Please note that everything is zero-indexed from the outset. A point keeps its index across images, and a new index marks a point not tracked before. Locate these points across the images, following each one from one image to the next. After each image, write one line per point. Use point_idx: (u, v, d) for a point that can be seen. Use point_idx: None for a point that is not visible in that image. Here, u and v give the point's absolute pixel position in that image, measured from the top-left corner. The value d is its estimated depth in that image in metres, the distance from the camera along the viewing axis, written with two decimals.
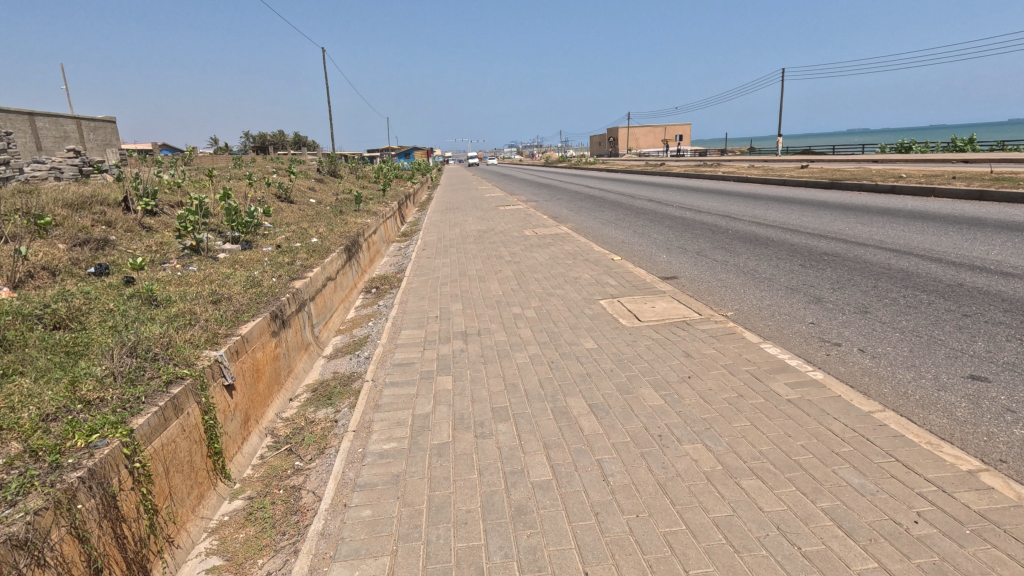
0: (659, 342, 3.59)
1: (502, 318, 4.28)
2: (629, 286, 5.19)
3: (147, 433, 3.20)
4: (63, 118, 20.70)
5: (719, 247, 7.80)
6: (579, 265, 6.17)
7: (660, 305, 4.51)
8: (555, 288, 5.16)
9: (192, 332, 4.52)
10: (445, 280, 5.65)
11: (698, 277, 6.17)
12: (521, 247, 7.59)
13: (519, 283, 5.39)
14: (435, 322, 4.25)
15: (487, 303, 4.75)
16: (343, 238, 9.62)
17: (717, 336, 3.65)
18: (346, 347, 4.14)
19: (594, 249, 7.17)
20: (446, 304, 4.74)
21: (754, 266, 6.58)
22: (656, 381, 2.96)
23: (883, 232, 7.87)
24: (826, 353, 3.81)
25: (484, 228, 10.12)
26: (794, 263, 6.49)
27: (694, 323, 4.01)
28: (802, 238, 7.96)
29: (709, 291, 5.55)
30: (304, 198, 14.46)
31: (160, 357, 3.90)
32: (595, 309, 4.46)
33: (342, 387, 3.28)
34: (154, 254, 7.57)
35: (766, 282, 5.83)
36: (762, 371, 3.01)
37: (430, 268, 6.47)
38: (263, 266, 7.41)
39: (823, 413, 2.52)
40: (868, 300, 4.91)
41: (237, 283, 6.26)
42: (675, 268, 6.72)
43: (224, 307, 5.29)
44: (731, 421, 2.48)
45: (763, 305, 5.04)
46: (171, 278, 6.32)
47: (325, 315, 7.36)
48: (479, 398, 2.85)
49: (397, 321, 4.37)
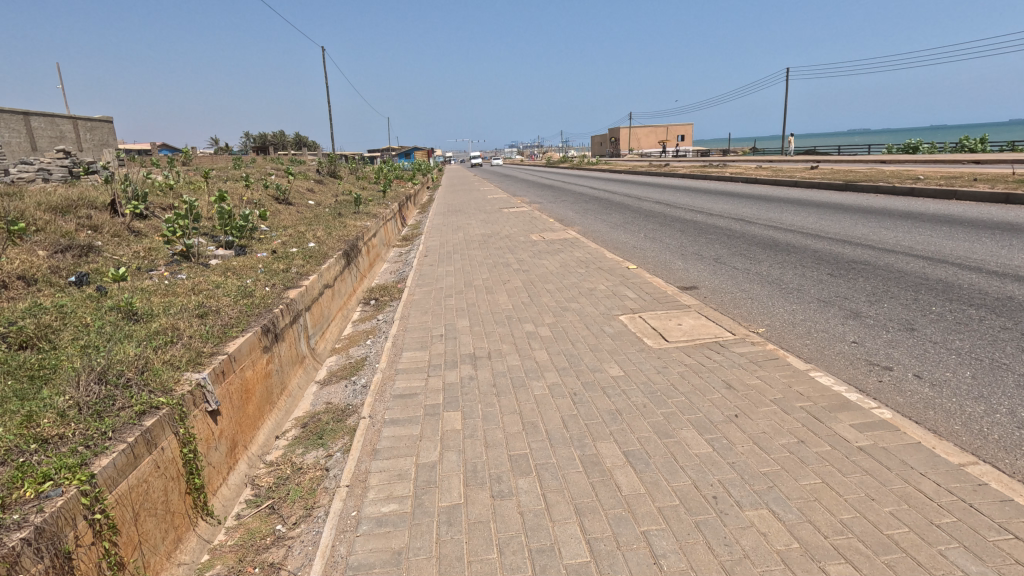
0: (693, 369, 3.19)
1: (514, 338, 3.88)
2: (650, 299, 4.78)
3: (113, 476, 2.80)
4: (58, 118, 20.29)
5: (737, 254, 7.42)
6: (593, 274, 5.76)
7: (688, 322, 4.11)
8: (569, 301, 4.75)
9: (173, 352, 4.12)
10: (450, 292, 5.24)
11: (720, 288, 5.78)
12: (529, 253, 7.19)
13: (530, 296, 4.99)
14: (439, 342, 3.84)
15: (496, 318, 4.34)
16: (341, 243, 9.21)
17: (758, 362, 3.24)
18: (341, 370, 3.74)
19: (606, 256, 6.76)
20: (453, 320, 4.34)
21: (779, 274, 6.19)
22: (699, 422, 2.55)
23: (910, 238, 7.46)
24: (879, 380, 3.39)
25: (488, 232, 9.71)
26: (822, 272, 6.08)
27: (729, 343, 3.61)
28: (826, 243, 7.55)
29: (734, 304, 5.16)
30: (302, 200, 14.07)
31: (134, 383, 3.50)
32: (616, 327, 4.05)
33: (335, 424, 2.87)
34: (141, 262, 7.19)
35: (794, 293, 5.43)
36: (821, 409, 2.60)
37: (434, 276, 6.07)
38: (256, 273, 7.01)
39: (907, 467, 2.11)
40: (911, 315, 4.50)
41: (226, 293, 5.86)
42: (694, 277, 6.32)
43: (211, 321, 4.89)
44: (799, 479, 2.07)
45: (796, 320, 4.64)
46: (157, 288, 5.92)
47: (322, 324, 6.95)
48: (494, 443, 2.45)
49: (398, 340, 3.96)
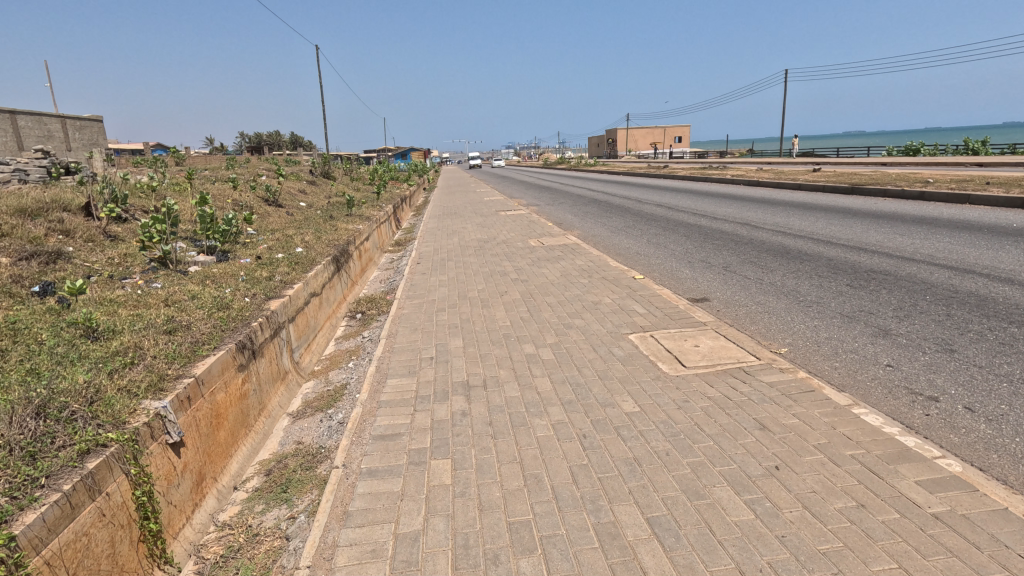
0: (719, 404, 2.78)
1: (512, 362, 3.46)
2: (661, 314, 4.37)
3: (41, 534, 2.40)
4: (46, 116, 19.81)
5: (748, 261, 7.03)
6: (597, 285, 5.35)
7: (706, 344, 3.70)
8: (572, 317, 4.34)
9: (131, 376, 3.69)
10: (442, 306, 4.82)
11: (733, 300, 5.39)
12: (527, 261, 6.79)
13: (530, 310, 4.57)
14: (428, 367, 3.42)
15: (494, 337, 3.93)
16: (330, 248, 8.78)
17: (792, 394, 2.84)
18: (318, 400, 3.31)
19: (610, 264, 6.36)
20: (444, 339, 3.92)
21: (795, 285, 5.80)
22: (734, 477, 2.14)
23: (928, 245, 7.10)
24: (926, 415, 2.97)
25: (485, 237, 9.29)
26: (840, 283, 5.70)
27: (755, 370, 3.21)
28: (841, 251, 7.17)
29: (750, 319, 4.76)
30: (294, 202, 13.64)
31: (80, 417, 3.09)
32: (625, 350, 3.64)
33: (303, 473, 2.46)
34: (115, 269, 6.75)
35: (814, 307, 5.04)
36: (878, 461, 2.20)
37: (426, 287, 5.66)
38: (237, 282, 6.59)
39: (1001, 547, 1.71)
40: (948, 334, 4.12)
41: (201, 305, 5.42)
42: (704, 287, 5.93)
43: (180, 338, 4.45)
44: (869, 563, 1.67)
45: (821, 338, 4.24)
46: (126, 300, 5.48)
47: (308, 336, 6.52)
48: (491, 505, 2.04)
49: (383, 363, 3.54)
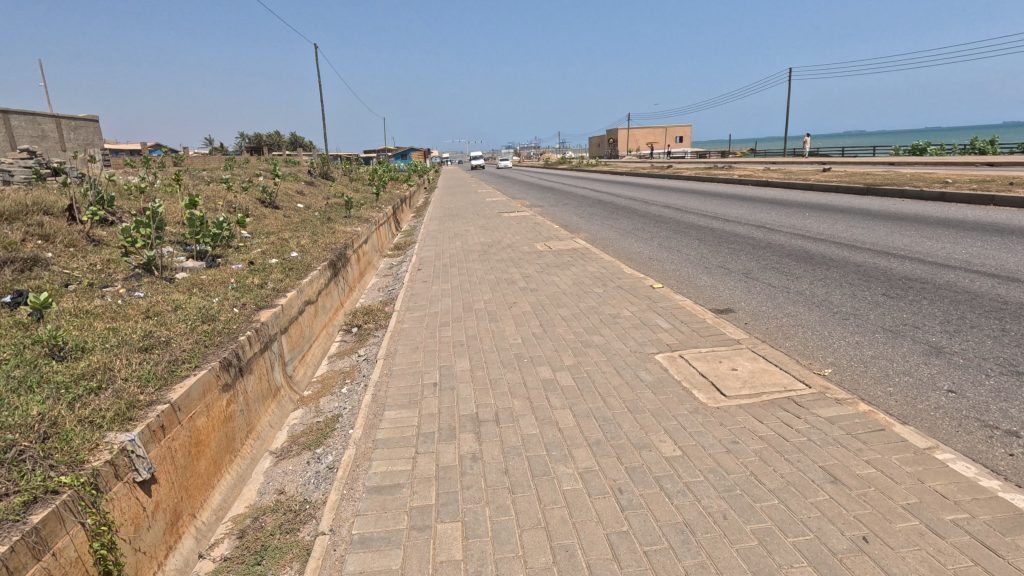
0: (775, 447, 2.37)
1: (527, 390, 3.04)
2: (688, 330, 3.96)
3: None
4: (40, 116, 19.41)
5: (769, 268, 6.61)
6: (613, 296, 4.94)
7: (744, 367, 3.28)
8: (590, 334, 3.92)
9: (96, 405, 3.29)
10: (445, 320, 4.40)
11: (760, 311, 4.99)
12: (535, 267, 6.38)
13: (542, 325, 4.16)
14: (432, 396, 3.00)
15: (505, 358, 3.52)
16: (327, 252, 8.36)
17: (860, 433, 2.42)
18: (305, 434, 2.89)
19: (624, 272, 5.95)
20: (448, 360, 3.50)
21: (825, 295, 5.37)
22: (814, 553, 1.73)
23: (961, 249, 6.68)
24: (1011, 454, 2.55)
25: (488, 241, 8.86)
26: (875, 292, 5.29)
27: (807, 402, 2.79)
28: (868, 256, 6.75)
29: (783, 335, 4.35)
30: (291, 203, 13.25)
31: (28, 459, 2.70)
32: (654, 375, 3.22)
33: (283, 538, 2.05)
34: (96, 277, 6.35)
35: (850, 320, 4.63)
36: (989, 532, 1.78)
37: (428, 296, 5.26)
38: (226, 290, 6.18)
39: None
40: (1009, 352, 3.70)
41: (184, 317, 5.00)
42: (727, 296, 5.53)
43: (156, 356, 4.04)
44: None
45: (866, 358, 3.82)
46: (103, 312, 5.07)
47: (302, 347, 6.10)
48: None
49: (380, 390, 3.12)
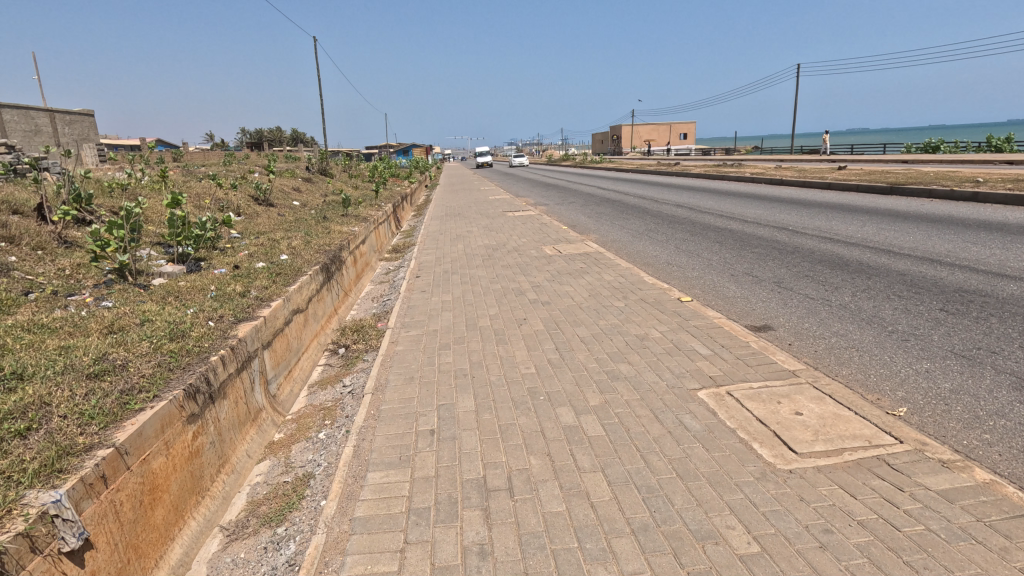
0: (885, 541, 1.77)
1: (547, 442, 2.44)
2: (732, 358, 3.35)
3: None
4: (33, 110, 18.85)
5: (804, 276, 6.00)
6: (637, 311, 4.34)
7: (811, 412, 2.67)
8: (616, 362, 3.33)
9: (18, 455, 2.68)
10: (445, 342, 3.80)
11: (804, 330, 4.38)
12: (546, 275, 5.80)
13: (559, 349, 3.57)
14: (427, 451, 2.41)
15: (518, 394, 2.91)
16: (321, 254, 7.76)
17: (998, 524, 1.81)
18: (267, 502, 2.31)
19: (645, 281, 5.34)
20: (448, 398, 2.89)
21: (874, 310, 4.76)
22: None
23: (1017, 256, 6.06)
24: None
25: (493, 244, 8.27)
26: (932, 307, 4.68)
27: (908, 466, 2.19)
28: (911, 263, 6.13)
29: (836, 359, 3.74)
30: (286, 201, 12.67)
31: None
32: (701, 422, 2.62)
33: None
34: (62, 284, 5.77)
35: (911, 342, 4.01)
36: None
37: (427, 310, 4.65)
38: (204, 299, 5.58)
39: None
40: None
41: (149, 333, 4.39)
42: (762, 310, 4.91)
43: (107, 385, 3.41)
44: None
45: (944, 393, 3.20)
46: (60, 327, 4.50)
47: (288, 361, 5.41)
48: None
49: (364, 441, 2.52)
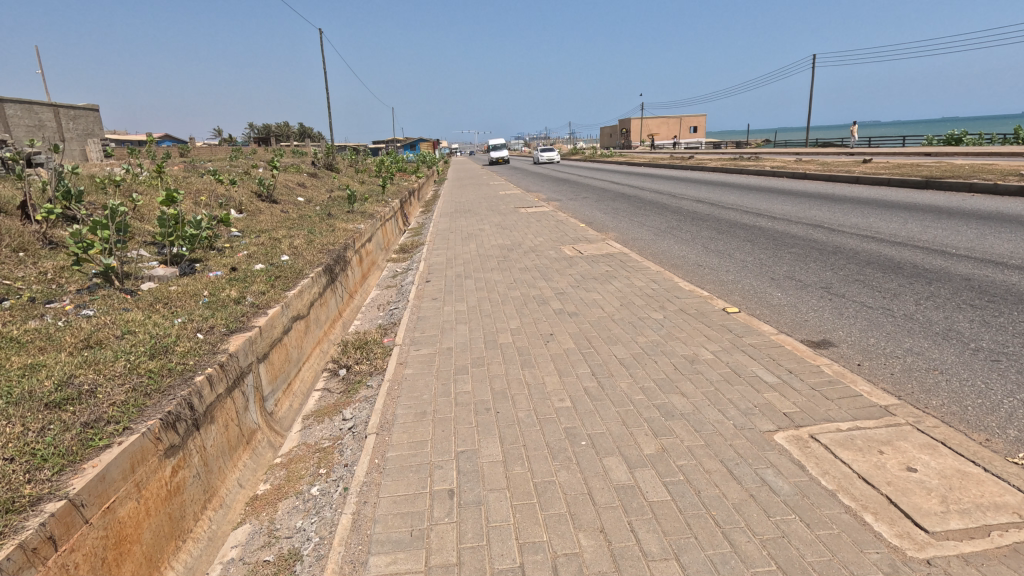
0: None
1: (600, 512, 1.90)
2: (806, 389, 2.80)
3: None
4: (37, 105, 18.44)
5: (854, 280, 5.43)
6: (681, 325, 3.79)
7: (927, 468, 2.12)
8: (667, 394, 2.78)
9: None
10: (463, 364, 3.27)
11: (871, 347, 3.81)
12: (569, 280, 5.26)
13: (597, 375, 3.03)
14: (447, 524, 1.88)
15: (554, 440, 2.37)
16: (324, 255, 7.25)
17: None
18: None
19: (681, 288, 4.78)
20: (470, 444, 2.36)
21: (947, 322, 4.18)
22: None
23: None
24: None
25: (508, 243, 7.73)
26: (1014, 318, 4.10)
27: None
28: (974, 266, 5.53)
29: (920, 386, 3.17)
30: (291, 196, 12.18)
31: None
32: (789, 481, 2.08)
33: None
34: (42, 290, 5.27)
35: (1004, 363, 3.43)
36: None
37: (440, 323, 4.12)
38: (195, 306, 5.07)
39: None
40: None
41: (128, 350, 3.85)
42: (817, 322, 4.34)
43: (68, 417, 2.67)
44: None
45: None
46: (29, 342, 4.00)
47: (286, 375, 4.86)
48: None
49: (366, 505, 2.01)
